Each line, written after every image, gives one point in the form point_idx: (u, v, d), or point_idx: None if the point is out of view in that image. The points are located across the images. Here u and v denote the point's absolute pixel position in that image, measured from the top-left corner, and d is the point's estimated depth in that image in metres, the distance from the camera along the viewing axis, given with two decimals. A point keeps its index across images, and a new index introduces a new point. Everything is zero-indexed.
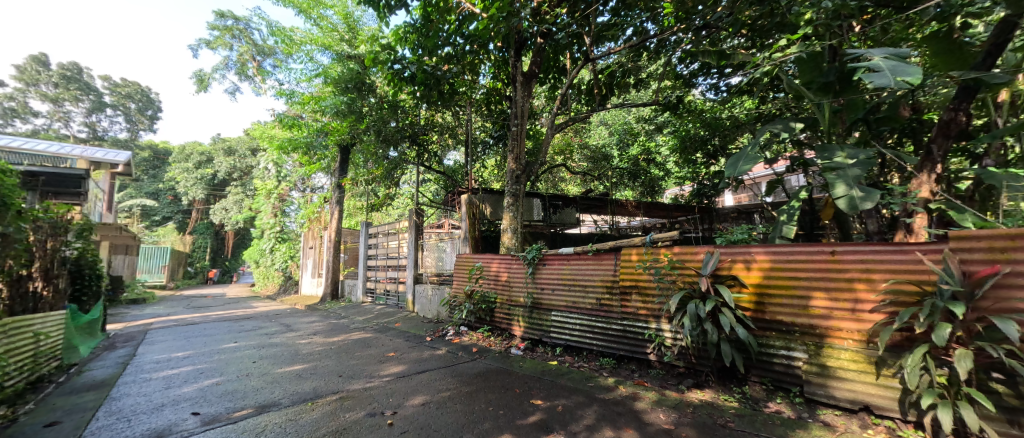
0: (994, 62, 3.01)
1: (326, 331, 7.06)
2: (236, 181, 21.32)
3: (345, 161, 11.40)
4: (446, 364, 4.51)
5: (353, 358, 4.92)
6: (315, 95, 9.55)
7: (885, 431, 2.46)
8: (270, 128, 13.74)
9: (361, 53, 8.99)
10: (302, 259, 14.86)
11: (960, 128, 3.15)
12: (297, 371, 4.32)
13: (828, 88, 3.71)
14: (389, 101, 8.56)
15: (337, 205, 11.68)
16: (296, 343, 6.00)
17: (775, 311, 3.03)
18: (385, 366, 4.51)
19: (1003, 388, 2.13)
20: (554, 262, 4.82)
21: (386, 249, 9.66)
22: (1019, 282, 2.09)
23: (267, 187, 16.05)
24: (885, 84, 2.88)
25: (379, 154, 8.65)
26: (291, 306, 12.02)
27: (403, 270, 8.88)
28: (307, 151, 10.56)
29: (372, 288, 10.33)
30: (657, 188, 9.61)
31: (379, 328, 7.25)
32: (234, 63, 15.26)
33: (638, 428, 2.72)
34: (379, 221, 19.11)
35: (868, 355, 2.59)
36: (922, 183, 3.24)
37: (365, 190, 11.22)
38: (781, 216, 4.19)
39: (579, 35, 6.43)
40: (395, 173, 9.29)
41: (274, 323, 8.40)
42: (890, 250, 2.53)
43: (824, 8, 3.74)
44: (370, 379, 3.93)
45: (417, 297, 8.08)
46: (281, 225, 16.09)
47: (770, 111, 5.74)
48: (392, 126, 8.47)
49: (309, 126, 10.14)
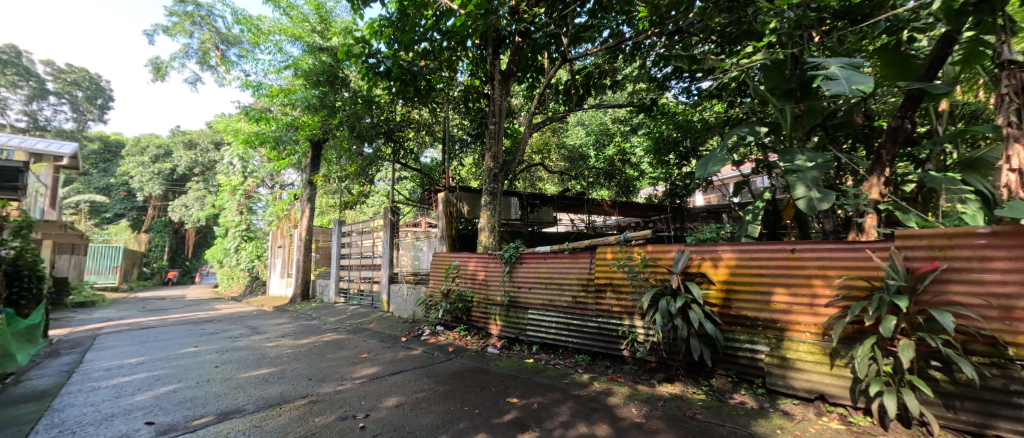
0: (936, 74, 3.21)
1: (295, 333, 6.88)
2: (199, 177, 20.41)
3: (317, 157, 11.12)
4: (421, 364, 4.48)
5: (325, 360, 4.82)
6: (284, 88, 9.24)
7: (838, 418, 2.63)
8: (236, 121, 13.23)
9: (333, 45, 8.76)
10: (270, 259, 14.38)
11: (906, 135, 3.37)
12: (263, 375, 4.21)
13: (790, 95, 3.96)
14: (364, 96, 8.41)
15: (308, 203, 11.38)
16: (264, 346, 5.83)
17: (740, 306, 3.18)
18: (358, 367, 4.45)
19: (940, 375, 2.31)
20: (531, 261, 4.88)
21: (360, 248, 9.49)
22: (955, 277, 2.27)
23: (233, 183, 15.45)
24: (841, 92, 3.06)
25: (353, 150, 8.48)
26: (258, 307, 11.62)
27: (378, 270, 8.76)
28: (275, 146, 10.21)
29: (345, 288, 10.13)
30: (631, 188, 9.87)
31: (352, 329, 7.11)
32: (194, 51, 14.57)
33: (611, 423, 2.80)
34: (353, 219, 18.77)
35: (824, 347, 2.75)
36: (872, 185, 3.45)
37: (338, 188, 10.98)
38: (747, 216, 4.37)
39: (557, 35, 6.50)
40: (370, 170, 9.13)
41: (239, 325, 8.10)
42: (844, 248, 2.70)
43: (787, 18, 3.91)
44: (342, 382, 3.87)
45: (392, 297, 7.99)
46: (247, 223, 15.53)
47: (737, 115, 5.99)
48: (366, 122, 8.36)
49: (277, 120, 9.82)
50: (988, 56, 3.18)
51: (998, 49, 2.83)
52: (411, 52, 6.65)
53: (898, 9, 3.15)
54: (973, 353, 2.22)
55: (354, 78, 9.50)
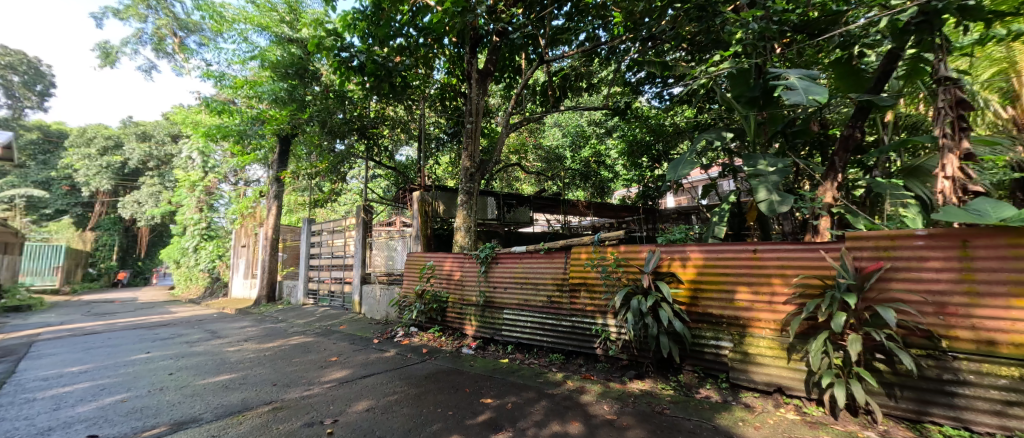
0: (882, 87, 3.47)
1: (260, 336, 6.65)
2: (153, 171, 19.40)
3: (285, 153, 10.78)
4: (394, 367, 4.44)
5: (291, 365, 4.70)
6: (249, 80, 8.90)
7: (794, 409, 2.79)
8: (196, 113, 12.62)
9: (303, 37, 8.53)
10: (233, 259, 13.81)
11: (856, 143, 3.60)
12: (224, 382, 4.06)
13: (754, 103, 4.13)
14: (336, 90, 8.22)
15: (275, 200, 11.02)
16: (224, 351, 5.61)
17: (706, 304, 3.32)
18: (328, 371, 4.36)
19: (884, 367, 2.48)
20: (507, 261, 4.92)
21: (330, 248, 9.27)
22: (898, 276, 2.45)
23: (192, 178, 14.75)
24: (799, 102, 3.25)
25: (324, 146, 8.29)
26: (218, 310, 11.14)
27: (350, 270, 8.59)
28: (239, 140, 9.77)
29: (315, 290, 9.89)
30: (606, 190, 10.05)
31: (322, 331, 6.95)
32: (149, 37, 13.80)
33: (583, 420, 2.87)
34: (324, 218, 18.32)
35: (782, 342, 2.92)
36: (827, 190, 3.67)
37: (308, 185, 10.69)
38: (713, 217, 4.55)
39: (534, 37, 6.57)
40: (341, 168, 8.92)
41: (197, 329, 7.75)
42: (801, 249, 2.87)
43: (752, 29, 4.13)
44: (309, 387, 3.79)
45: (364, 298, 7.86)
46: (208, 221, 14.85)
47: (706, 121, 6.22)
48: (339, 118, 8.18)
49: (241, 113, 9.44)
50: (927, 73, 3.45)
51: (936, 66, 3.08)
52: (385, 47, 6.55)
53: (850, 25, 3.33)
54: (912, 346, 2.39)
55: (325, 72, 9.27)
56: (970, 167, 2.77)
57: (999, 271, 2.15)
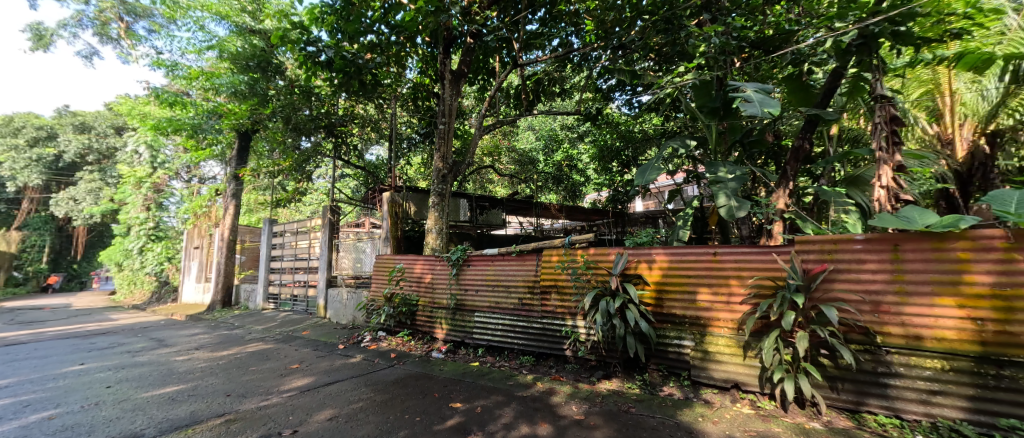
0: (828, 102, 3.75)
1: (213, 344, 6.34)
2: (92, 166, 18.16)
3: (245, 150, 10.32)
4: (360, 373, 4.35)
5: (247, 374, 4.52)
6: (205, 71, 8.48)
7: (749, 403, 2.96)
8: (145, 105, 11.89)
9: (266, 29, 8.29)
10: (184, 262, 13.08)
11: (805, 154, 3.87)
12: (170, 394, 3.87)
13: (715, 113, 4.39)
14: (301, 86, 7.95)
15: (233, 199, 10.56)
16: (171, 360, 5.32)
17: (670, 305, 3.46)
18: (288, 379, 4.23)
19: (827, 361, 2.67)
20: (478, 263, 4.93)
21: (294, 249, 8.97)
22: (840, 276, 2.65)
23: (138, 174, 13.86)
24: (755, 114, 3.46)
25: (288, 144, 8.00)
26: (166, 317, 10.51)
27: (314, 273, 8.34)
28: (193, 134, 9.26)
29: (275, 294, 9.54)
30: (577, 193, 10.22)
31: (283, 337, 6.71)
32: (91, 21, 12.86)
33: (552, 422, 2.93)
34: (287, 219, 17.71)
35: (738, 340, 3.08)
36: (780, 196, 3.92)
37: (269, 184, 10.29)
38: (678, 222, 4.74)
39: (508, 40, 6.61)
40: (306, 166, 8.64)
41: (140, 338, 7.30)
42: (756, 252, 3.04)
43: (713, 43, 4.40)
44: (267, 397, 3.67)
45: (330, 302, 7.66)
46: (156, 221, 14.17)
47: (673, 129, 6.47)
48: (304, 114, 7.93)
49: (196, 106, 8.96)
50: (867, 91, 3.75)
51: (874, 84, 3.34)
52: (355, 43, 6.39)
53: (800, 44, 3.58)
54: (852, 341, 2.59)
55: (289, 66, 8.96)
56: (901, 178, 3.04)
57: (925, 272, 2.37)
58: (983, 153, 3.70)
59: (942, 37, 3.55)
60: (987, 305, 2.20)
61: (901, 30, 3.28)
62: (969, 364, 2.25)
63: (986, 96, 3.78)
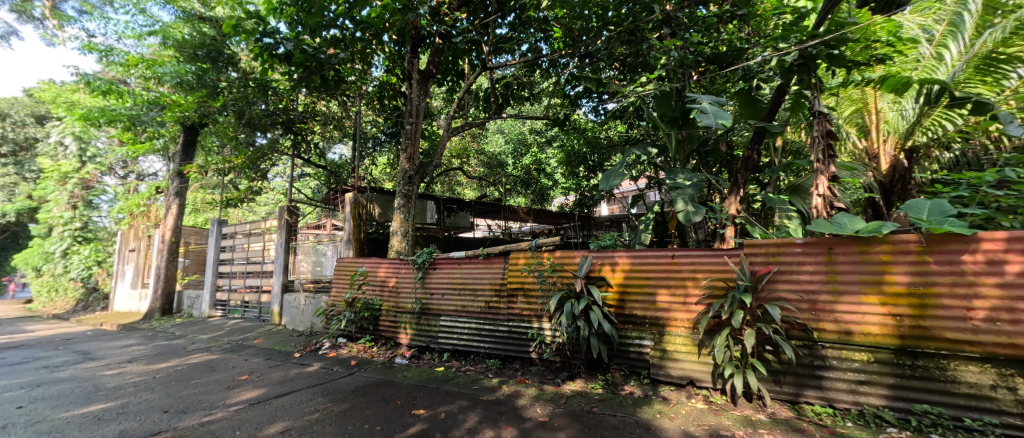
0: (774, 116, 4.04)
1: (148, 357, 5.94)
2: (8, 158, 16.53)
3: (190, 145, 9.89)
4: (317, 382, 4.23)
5: (188, 387, 4.27)
6: (145, 58, 7.93)
7: (703, 399, 3.12)
8: (73, 92, 10.87)
9: (217, 16, 7.62)
10: (119, 266, 12.16)
11: (754, 164, 4.16)
12: (97, 413, 3.59)
13: (674, 122, 4.61)
14: (257, 78, 7.55)
15: (176, 197, 9.93)
16: (98, 376, 4.94)
17: (632, 306, 3.60)
18: (236, 392, 4.04)
19: (771, 357, 2.87)
20: (445, 266, 4.92)
21: (246, 252, 8.57)
22: (782, 277, 2.87)
23: (64, 169, 12.74)
24: (710, 124, 3.69)
25: (241, 140, 7.61)
26: (94, 327, 9.72)
27: (268, 278, 7.99)
28: (130, 127, 8.62)
29: (224, 301, 9.07)
30: (546, 197, 10.36)
31: (231, 347, 6.39)
32: None
33: (515, 425, 2.97)
34: (240, 219, 16.88)
35: (694, 339, 3.25)
36: (731, 202, 4.18)
37: (219, 182, 9.79)
38: (640, 226, 4.91)
39: (478, 43, 6.65)
40: (261, 164, 8.27)
41: (62, 351, 6.71)
42: (710, 255, 3.23)
43: (672, 56, 4.65)
44: (211, 412, 3.49)
45: (285, 308, 7.38)
46: (84, 221, 13.24)
47: (636, 136, 6.73)
48: (260, 109, 7.59)
49: (134, 95, 8.32)
50: (807, 106, 4.07)
51: (812, 102, 3.64)
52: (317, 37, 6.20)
53: (750, 61, 3.87)
54: (792, 338, 2.80)
55: (242, 57, 8.47)
56: (835, 187, 3.32)
57: (854, 273, 2.61)
58: (902, 166, 4.13)
59: (869, 61, 3.91)
60: (905, 302, 2.44)
61: (835, 53, 3.60)
62: (890, 356, 2.49)
63: (905, 116, 4.19)
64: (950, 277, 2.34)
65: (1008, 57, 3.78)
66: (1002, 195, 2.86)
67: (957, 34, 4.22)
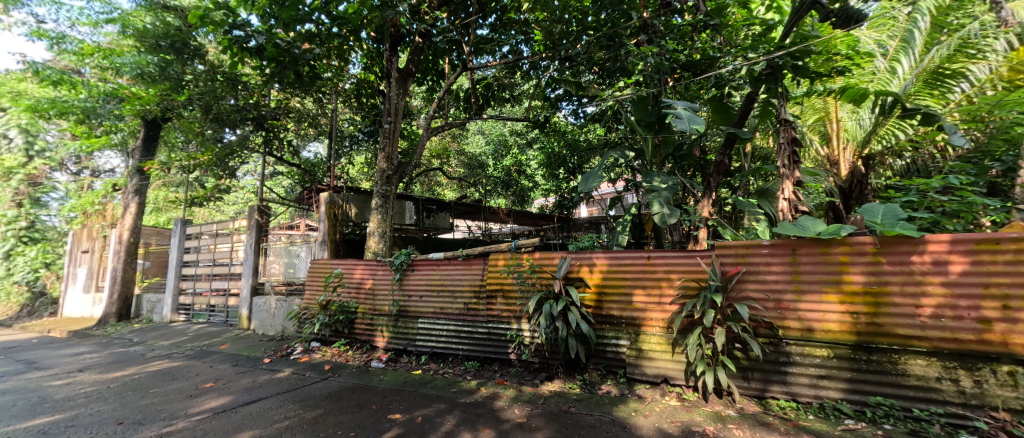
0: (744, 122, 4.20)
1: (102, 365, 5.66)
2: None
3: (152, 139, 9.32)
4: (288, 388, 4.13)
5: (147, 397, 4.10)
6: (102, 47, 7.57)
7: (676, 396, 3.22)
8: (20, 82, 10.19)
9: (183, 6, 7.34)
10: (71, 269, 11.53)
11: (725, 168, 4.30)
12: (43, 426, 3.39)
13: (650, 126, 4.72)
14: (226, 72, 7.29)
15: (134, 196, 9.47)
16: (45, 386, 4.67)
17: (609, 306, 3.67)
18: (199, 400, 3.90)
19: (740, 354, 2.98)
20: (423, 267, 4.90)
21: (212, 253, 8.29)
22: (750, 277, 2.99)
23: (8, 163, 11.93)
24: (684, 129, 3.81)
25: (207, 135, 7.41)
26: (42, 334, 9.17)
27: (235, 280, 7.75)
28: (84, 119, 8.17)
29: (187, 304, 8.74)
30: (526, 198, 10.41)
31: (196, 353, 6.16)
32: None
33: (493, 427, 2.98)
34: (206, 219, 16.28)
35: (668, 338, 3.35)
36: (704, 205, 4.33)
37: (183, 180, 9.42)
38: (618, 227, 5.00)
39: (459, 43, 6.64)
40: (230, 162, 8.00)
41: (5, 361, 6.30)
42: (683, 256, 3.34)
43: (649, 63, 4.78)
44: (172, 422, 3.36)
45: (254, 312, 7.17)
46: (30, 220, 12.50)
47: (614, 140, 6.86)
48: (228, 104, 7.36)
49: (89, 86, 7.89)
50: (775, 114, 4.24)
51: (779, 109, 3.81)
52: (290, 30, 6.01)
53: (721, 69, 4.03)
54: (760, 335, 2.92)
55: (209, 49, 8.11)
56: (800, 191, 3.48)
57: (816, 273, 2.75)
58: (860, 172, 4.36)
59: (830, 72, 4.15)
60: (861, 301, 2.59)
61: (800, 64, 3.78)
62: (848, 352, 2.63)
63: (862, 125, 4.50)
64: (901, 276, 2.49)
65: (952, 72, 4.13)
66: (946, 200, 3.06)
67: (908, 49, 4.52)
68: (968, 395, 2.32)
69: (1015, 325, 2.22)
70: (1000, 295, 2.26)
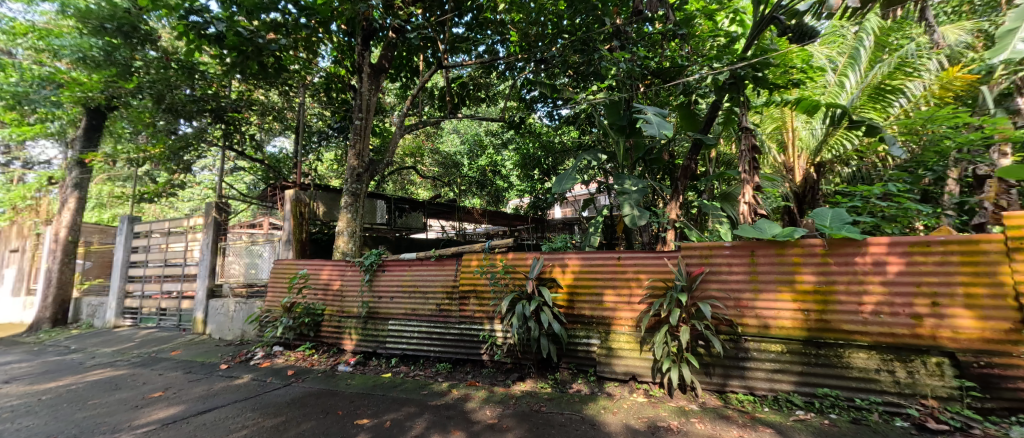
0: (710, 129, 4.37)
1: (34, 375, 5.26)
2: None
3: (95, 130, 8.59)
4: (247, 396, 3.99)
5: (86, 409, 3.85)
6: (38, 28, 7.00)
7: (643, 393, 3.32)
8: None
9: None
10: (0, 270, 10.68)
11: (692, 172, 4.47)
12: None
13: (622, 130, 4.85)
14: (181, 59, 6.82)
15: (75, 190, 8.81)
16: None
17: (581, 306, 3.75)
18: (146, 411, 3.70)
19: (703, 351, 3.12)
20: (395, 268, 4.87)
21: (163, 253, 7.89)
22: (713, 277, 3.13)
23: None
24: (654, 134, 3.95)
25: (160, 127, 7.05)
26: None
27: (189, 282, 7.41)
28: (18, 106, 7.55)
29: (134, 308, 8.27)
30: (501, 198, 10.42)
31: (145, 360, 5.83)
32: None
33: (464, 428, 2.99)
34: (157, 216, 15.45)
35: (636, 337, 3.45)
36: (672, 208, 4.49)
37: (131, 174, 8.89)
38: (590, 229, 5.10)
39: (433, 41, 6.57)
40: (184, 155, 7.66)
41: None
42: (651, 257, 3.46)
43: (621, 68, 4.92)
44: (118, 434, 3.18)
45: (210, 315, 6.87)
46: None
47: (587, 142, 6.99)
48: (184, 94, 7.00)
49: (22, 69, 7.30)
50: (737, 122, 4.44)
51: (741, 118, 4.00)
52: (255, 19, 5.77)
53: (689, 77, 4.18)
54: (721, 332, 3.06)
55: (162, 33, 7.47)
56: (759, 196, 3.68)
57: (772, 273, 2.92)
58: (812, 179, 4.64)
59: (787, 84, 4.40)
60: (812, 299, 2.77)
61: (760, 75, 3.99)
62: (800, 347, 2.80)
63: (815, 134, 4.75)
64: (846, 276, 2.69)
65: (892, 88, 4.44)
66: (886, 205, 3.35)
67: (854, 65, 4.83)
68: (903, 384, 2.52)
69: (942, 321, 2.44)
70: (929, 293, 2.47)
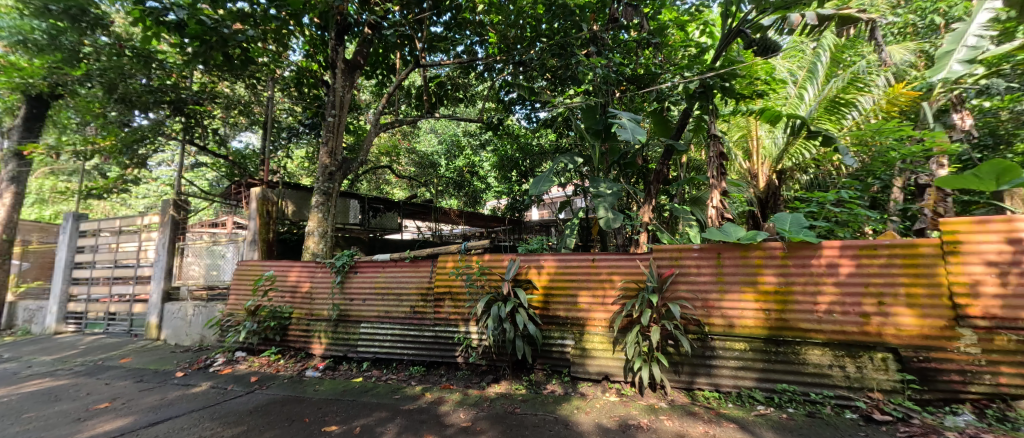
0: (681, 135, 4.52)
1: None
2: None
3: (37, 119, 7.99)
4: (205, 405, 3.84)
5: (21, 423, 3.60)
6: None
7: (615, 392, 3.40)
8: None
9: None
10: None
11: (664, 177, 4.61)
12: None
13: (598, 134, 4.95)
14: (137, 47, 6.46)
15: (13, 183, 8.19)
16: None
17: (555, 307, 3.80)
18: (91, 424, 3.50)
19: (672, 350, 3.22)
20: (367, 269, 4.82)
21: (114, 253, 7.48)
22: (682, 278, 3.24)
23: None
24: (628, 138, 4.05)
25: (110, 117, 6.64)
26: None
27: (143, 284, 7.07)
28: None
29: (80, 313, 7.80)
30: (478, 199, 10.39)
31: (93, 368, 5.50)
32: None
33: (437, 432, 2.99)
34: (107, 213, 14.59)
35: (609, 337, 3.54)
36: (645, 210, 4.61)
37: (78, 168, 8.37)
38: (566, 231, 5.16)
39: (411, 39, 6.50)
40: (140, 148, 7.28)
41: None
42: (624, 259, 3.56)
43: (597, 73, 5.01)
44: None
45: (165, 320, 6.56)
46: None
47: (564, 145, 7.09)
48: (139, 83, 6.61)
49: None
50: (705, 129, 4.62)
51: (710, 125, 4.15)
52: (220, 8, 5.58)
53: (663, 85, 4.29)
54: (689, 332, 3.17)
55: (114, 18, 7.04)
56: (726, 200, 3.84)
57: (736, 274, 3.06)
58: (775, 184, 4.87)
59: (752, 94, 4.62)
60: (772, 299, 2.92)
61: (728, 85, 4.17)
62: (761, 345, 2.94)
63: (777, 143, 4.96)
64: (803, 277, 2.85)
65: (846, 102, 4.68)
66: (839, 211, 3.57)
67: (812, 79, 5.04)
68: (852, 379, 2.68)
69: (886, 319, 2.62)
70: (876, 293, 2.66)
